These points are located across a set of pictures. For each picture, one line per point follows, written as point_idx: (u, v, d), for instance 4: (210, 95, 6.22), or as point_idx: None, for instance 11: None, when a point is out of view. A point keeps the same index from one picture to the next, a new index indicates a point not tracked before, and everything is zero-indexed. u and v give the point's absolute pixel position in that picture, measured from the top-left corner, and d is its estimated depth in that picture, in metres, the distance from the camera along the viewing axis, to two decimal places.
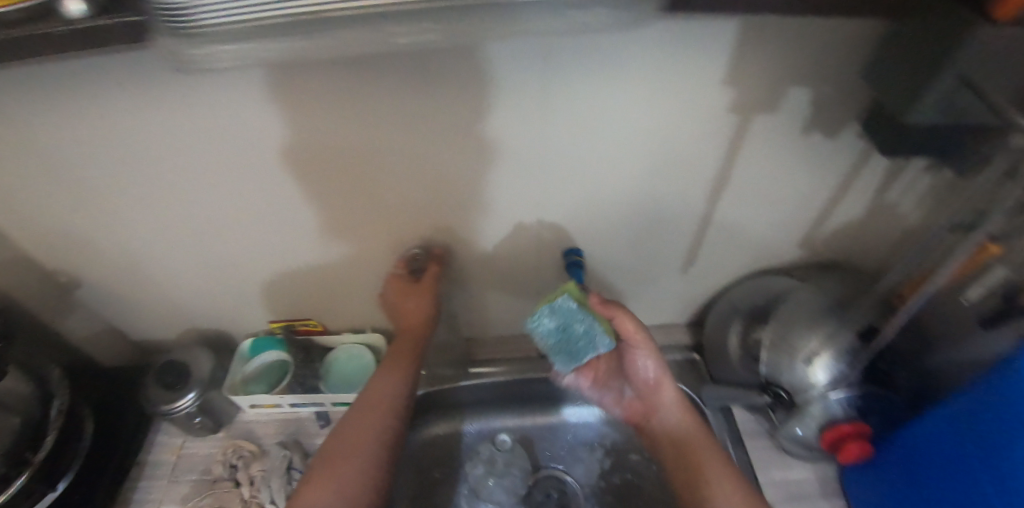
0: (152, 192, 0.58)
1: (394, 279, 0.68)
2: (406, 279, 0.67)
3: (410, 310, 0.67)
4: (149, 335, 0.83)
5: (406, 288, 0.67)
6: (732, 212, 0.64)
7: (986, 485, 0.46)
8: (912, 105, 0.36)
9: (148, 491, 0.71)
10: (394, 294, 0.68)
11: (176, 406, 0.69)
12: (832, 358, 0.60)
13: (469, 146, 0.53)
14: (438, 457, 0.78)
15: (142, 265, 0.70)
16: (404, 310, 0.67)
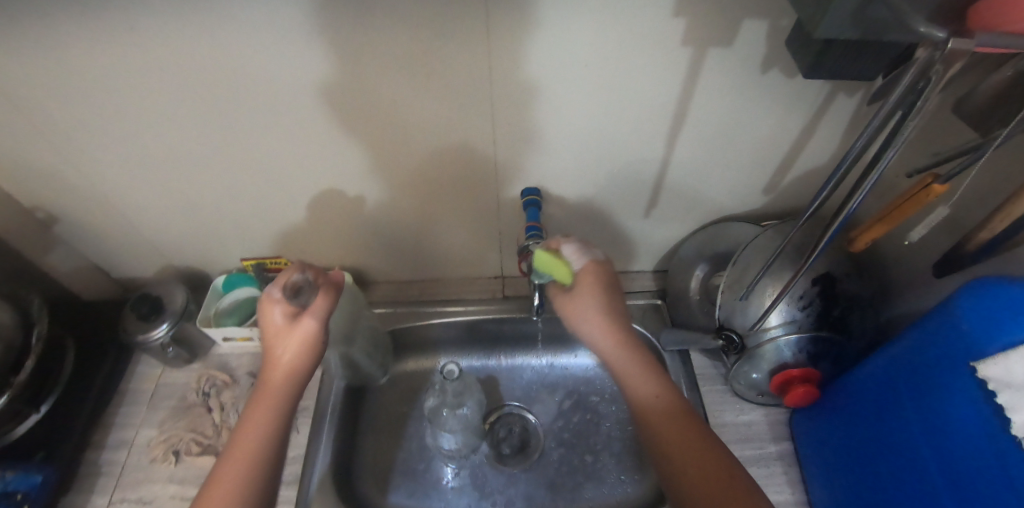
0: (117, 118, 0.59)
1: (268, 317, 0.58)
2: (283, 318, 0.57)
3: (282, 360, 0.56)
4: (129, 273, 0.85)
5: (282, 329, 0.57)
6: (694, 153, 0.64)
7: (913, 425, 0.49)
8: (819, 24, 0.34)
9: (127, 416, 0.75)
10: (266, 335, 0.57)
11: (151, 335, 0.71)
12: (786, 303, 0.61)
13: (428, 79, 0.54)
14: (405, 393, 0.81)
15: (116, 201, 0.71)
16: (273, 358, 0.56)
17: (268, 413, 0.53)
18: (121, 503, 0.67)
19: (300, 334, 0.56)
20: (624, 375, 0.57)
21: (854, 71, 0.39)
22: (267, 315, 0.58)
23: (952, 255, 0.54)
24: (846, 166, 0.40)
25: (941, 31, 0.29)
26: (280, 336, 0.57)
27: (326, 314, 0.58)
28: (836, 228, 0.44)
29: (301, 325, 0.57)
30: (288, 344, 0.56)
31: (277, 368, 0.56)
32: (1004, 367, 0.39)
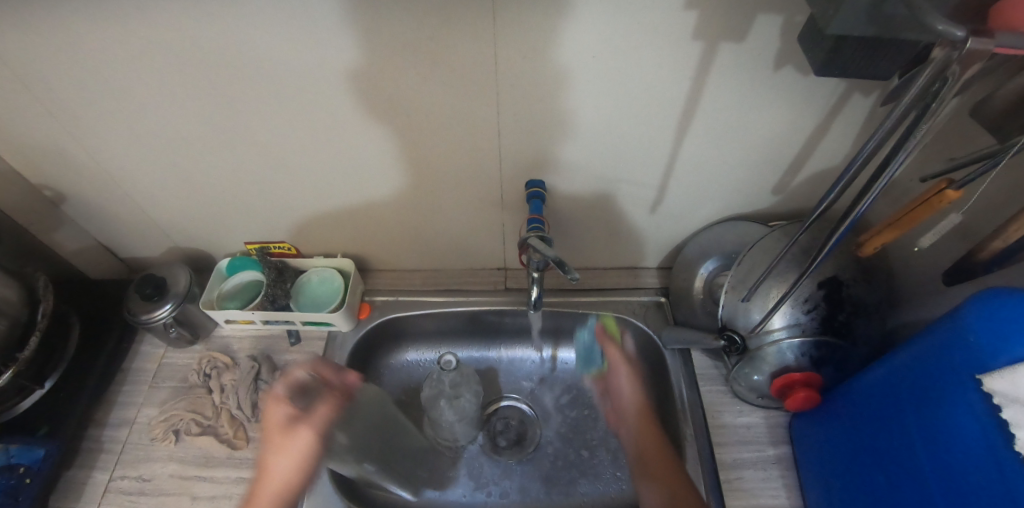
0: (125, 100, 0.59)
1: (270, 417, 0.55)
2: (284, 421, 0.54)
3: (275, 473, 0.52)
4: (135, 253, 0.86)
5: (280, 434, 0.54)
6: (701, 151, 0.63)
7: (913, 435, 0.48)
8: (832, 19, 0.33)
9: (130, 394, 0.76)
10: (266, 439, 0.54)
11: (154, 315, 0.72)
12: (790, 305, 0.60)
13: (435, 68, 0.54)
14: (404, 381, 0.81)
15: (123, 182, 0.71)
16: (268, 468, 0.53)
17: None
18: (122, 480, 0.68)
19: (296, 449, 0.52)
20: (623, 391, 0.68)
21: (870, 71, 0.38)
22: (269, 413, 0.56)
23: (964, 264, 0.53)
24: (856, 168, 0.39)
25: (960, 29, 0.27)
26: (278, 442, 0.53)
27: (323, 427, 0.54)
28: (842, 231, 0.43)
29: (298, 436, 0.53)
30: (280, 457, 0.53)
31: (269, 482, 0.53)
32: (1011, 381, 0.38)
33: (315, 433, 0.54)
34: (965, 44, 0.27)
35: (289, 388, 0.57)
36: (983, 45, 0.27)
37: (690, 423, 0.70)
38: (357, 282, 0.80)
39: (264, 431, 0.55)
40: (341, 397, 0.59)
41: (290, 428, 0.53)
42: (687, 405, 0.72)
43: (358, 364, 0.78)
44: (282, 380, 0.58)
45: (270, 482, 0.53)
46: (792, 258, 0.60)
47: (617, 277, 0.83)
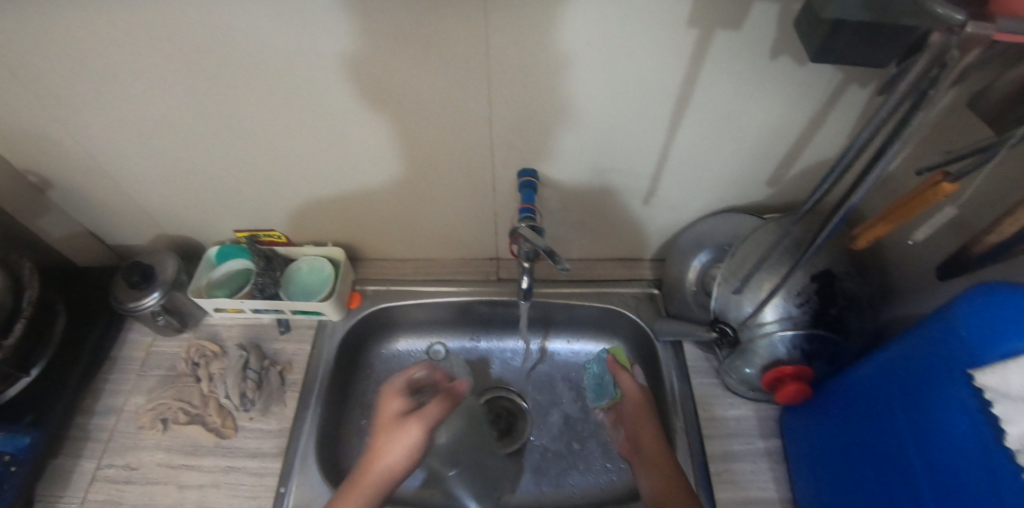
0: (108, 83, 0.57)
1: (386, 409, 0.59)
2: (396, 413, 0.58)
3: (383, 457, 0.54)
4: (123, 240, 0.84)
5: (390, 426, 0.57)
6: (695, 141, 0.62)
7: (903, 431, 0.48)
8: None
9: (118, 383, 0.75)
10: (376, 430, 0.58)
11: (142, 303, 0.71)
12: (782, 299, 0.60)
13: (426, 53, 0.53)
14: (394, 371, 0.80)
15: (109, 168, 0.70)
16: (375, 454, 0.55)
17: None
18: (109, 468, 0.67)
19: (407, 438, 0.55)
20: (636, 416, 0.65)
21: (865, 59, 0.37)
22: (386, 403, 0.60)
23: (957, 258, 0.53)
24: (849, 158, 0.38)
25: (960, 12, 0.27)
26: (387, 433, 0.56)
27: (435, 423, 0.57)
28: (833, 224, 0.43)
29: (411, 426, 0.56)
30: (393, 444, 0.55)
31: (376, 465, 0.54)
32: (1002, 376, 0.38)
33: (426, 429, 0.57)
34: (965, 27, 0.27)
35: (405, 384, 0.63)
36: (982, 30, 0.26)
37: (680, 415, 0.70)
38: (347, 271, 0.79)
39: (381, 421, 0.59)
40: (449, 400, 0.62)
41: (404, 419, 0.57)
42: (679, 398, 0.71)
43: (348, 353, 0.78)
44: (403, 376, 0.64)
45: (376, 467, 0.54)
46: (785, 250, 0.59)
47: (610, 269, 0.83)
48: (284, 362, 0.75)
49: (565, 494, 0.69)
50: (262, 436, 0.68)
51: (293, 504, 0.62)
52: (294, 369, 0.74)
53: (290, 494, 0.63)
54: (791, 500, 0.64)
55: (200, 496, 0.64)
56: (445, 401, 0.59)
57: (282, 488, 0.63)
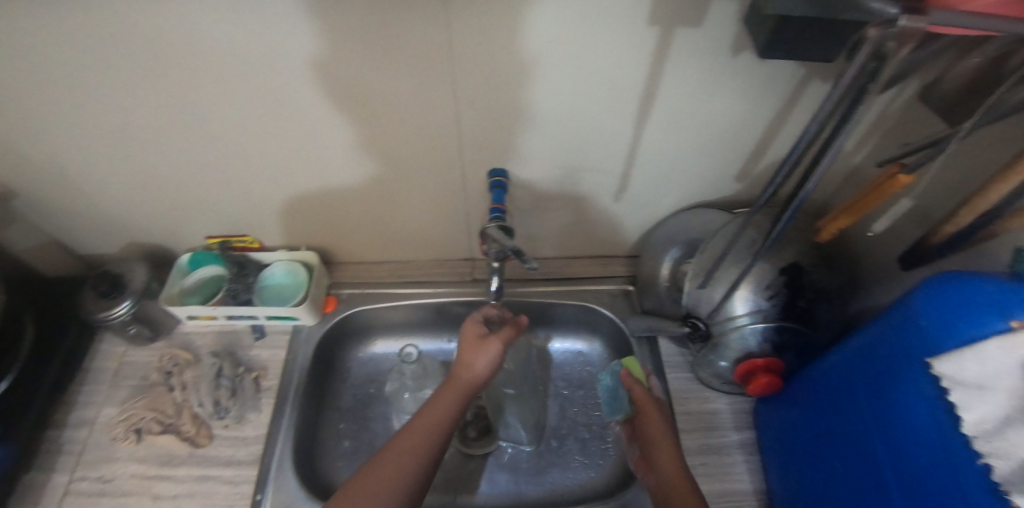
0: (67, 90, 0.56)
1: (467, 333, 0.67)
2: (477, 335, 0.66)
3: (471, 362, 0.63)
4: (93, 250, 0.83)
5: (471, 344, 0.65)
6: (664, 138, 0.62)
7: (867, 419, 0.49)
8: None
9: (90, 394, 0.74)
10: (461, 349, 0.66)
11: (112, 313, 0.70)
12: (752, 292, 0.60)
13: (391, 55, 0.52)
14: (372, 374, 0.80)
15: (75, 176, 0.68)
16: (465, 362, 0.63)
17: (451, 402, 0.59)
18: (82, 481, 0.66)
19: (490, 350, 0.63)
20: (648, 422, 0.62)
21: (812, 53, 0.38)
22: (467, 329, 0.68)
23: (918, 249, 0.54)
24: (799, 151, 0.39)
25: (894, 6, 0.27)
26: (470, 347, 0.65)
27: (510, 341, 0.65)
28: (791, 211, 0.43)
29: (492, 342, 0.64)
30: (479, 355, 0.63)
31: (467, 367, 0.62)
32: (957, 364, 0.38)
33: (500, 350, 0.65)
34: (897, 22, 0.27)
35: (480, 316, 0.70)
36: (915, 23, 0.26)
37: None
38: (321, 275, 0.79)
39: (466, 336, 0.67)
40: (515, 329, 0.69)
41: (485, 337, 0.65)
42: None
43: (325, 358, 0.77)
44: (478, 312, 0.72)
45: (467, 367, 0.63)
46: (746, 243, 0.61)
47: (586, 267, 0.83)
48: (258, 368, 0.74)
49: (545, 491, 0.70)
50: (237, 443, 0.67)
51: None
52: (269, 375, 0.73)
53: (267, 501, 0.62)
54: (766, 492, 0.65)
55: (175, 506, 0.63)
56: (513, 329, 0.68)
57: (258, 495, 0.63)
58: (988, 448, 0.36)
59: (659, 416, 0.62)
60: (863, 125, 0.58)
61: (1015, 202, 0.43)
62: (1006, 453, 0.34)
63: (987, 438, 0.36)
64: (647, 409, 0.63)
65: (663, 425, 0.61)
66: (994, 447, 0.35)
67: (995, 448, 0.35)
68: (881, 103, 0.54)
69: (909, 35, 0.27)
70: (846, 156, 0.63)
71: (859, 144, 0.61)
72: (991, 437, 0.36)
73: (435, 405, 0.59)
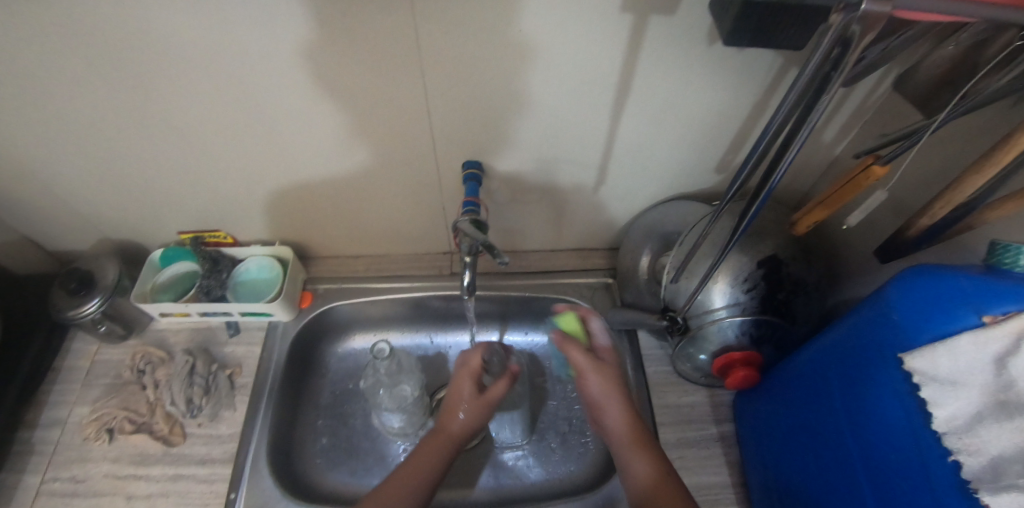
0: (20, 82, 0.54)
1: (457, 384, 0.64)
2: (465, 388, 0.62)
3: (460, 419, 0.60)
4: (63, 246, 0.81)
5: (459, 398, 0.62)
6: (642, 130, 0.61)
7: (839, 412, 0.48)
8: None
9: (61, 394, 0.72)
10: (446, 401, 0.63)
11: (82, 311, 0.68)
12: (729, 285, 0.60)
13: (355, 45, 0.50)
14: (350, 370, 0.79)
15: (37, 171, 0.66)
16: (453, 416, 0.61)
17: (433, 458, 0.57)
18: (54, 482, 0.65)
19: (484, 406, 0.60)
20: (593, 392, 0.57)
21: (782, 40, 0.37)
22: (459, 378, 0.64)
23: (895, 241, 0.53)
24: (768, 141, 0.38)
25: None
26: (456, 401, 0.62)
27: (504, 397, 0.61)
28: (760, 200, 0.43)
29: (489, 396, 0.61)
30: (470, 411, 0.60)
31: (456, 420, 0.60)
32: (930, 360, 0.38)
33: (490, 404, 0.61)
34: (860, 6, 0.25)
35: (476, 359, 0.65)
36: (878, 7, 0.25)
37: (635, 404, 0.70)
38: (297, 270, 0.77)
39: (456, 387, 0.63)
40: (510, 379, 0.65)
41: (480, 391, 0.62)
42: (633, 385, 0.72)
43: (301, 354, 0.77)
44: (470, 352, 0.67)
45: (454, 423, 0.60)
46: (717, 234, 0.62)
47: (567, 259, 0.82)
48: (233, 365, 0.73)
49: (524, 486, 0.70)
50: (211, 441, 0.67)
51: None
52: (244, 372, 0.72)
53: (241, 500, 0.62)
54: (743, 485, 0.65)
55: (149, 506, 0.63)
56: (507, 380, 0.63)
57: (232, 494, 0.62)
58: (958, 444, 0.36)
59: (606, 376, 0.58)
60: (842, 115, 0.57)
61: (989, 194, 0.43)
62: (977, 450, 0.34)
63: (959, 434, 0.36)
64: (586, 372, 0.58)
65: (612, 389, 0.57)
66: (964, 443, 0.35)
67: (966, 445, 0.35)
68: (859, 94, 0.54)
69: (874, 19, 0.26)
70: (826, 147, 0.62)
71: (839, 134, 0.60)
72: (963, 434, 0.36)
73: (414, 463, 0.57)
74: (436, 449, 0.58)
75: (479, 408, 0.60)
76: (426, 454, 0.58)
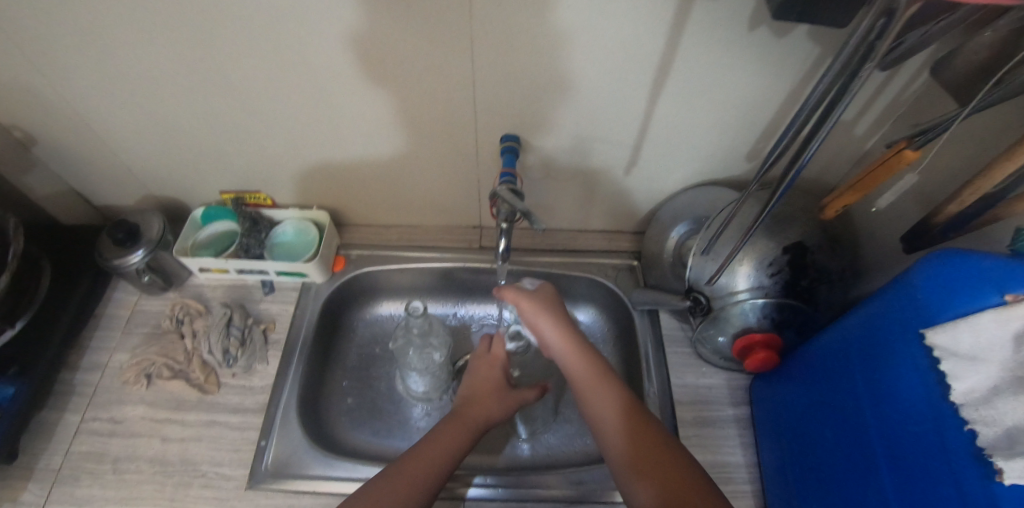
0: (89, 36, 0.57)
1: (483, 376, 0.67)
2: (497, 384, 0.66)
3: (483, 404, 0.63)
4: (111, 200, 0.84)
5: (491, 393, 0.64)
6: (677, 113, 0.63)
7: (858, 387, 0.49)
8: None
9: (103, 339, 0.76)
10: (472, 392, 0.65)
11: (127, 261, 0.71)
12: (754, 268, 0.61)
13: (410, 15, 0.52)
14: (377, 336, 0.82)
15: (94, 123, 0.69)
16: (478, 401, 0.63)
17: (459, 435, 0.58)
18: (93, 421, 0.68)
19: (512, 401, 0.64)
20: (586, 397, 0.57)
21: (828, 17, 0.39)
22: (483, 370, 0.67)
23: (921, 229, 0.55)
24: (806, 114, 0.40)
25: None
26: (490, 394, 0.64)
27: (531, 402, 0.66)
28: (788, 180, 0.45)
29: (521, 393, 0.66)
30: (497, 403, 0.63)
31: (480, 405, 0.62)
32: (951, 336, 0.39)
33: (518, 405, 0.65)
34: None
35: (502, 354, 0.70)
36: None
37: (653, 382, 0.72)
38: (331, 236, 0.80)
39: (484, 380, 0.66)
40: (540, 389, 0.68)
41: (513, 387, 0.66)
42: (651, 364, 0.74)
43: (331, 317, 0.80)
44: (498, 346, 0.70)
45: (478, 407, 0.62)
46: (743, 218, 0.64)
47: (592, 240, 0.85)
48: (267, 321, 0.76)
49: (541, 455, 0.72)
50: (245, 392, 0.70)
51: (272, 457, 0.64)
52: (277, 328, 0.76)
53: (271, 447, 0.65)
54: (757, 465, 0.66)
55: (183, 449, 0.65)
56: (539, 388, 0.68)
57: (263, 442, 0.65)
58: (975, 415, 0.37)
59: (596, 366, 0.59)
60: (877, 108, 0.59)
61: (1020, 184, 0.44)
62: (993, 420, 0.35)
63: (975, 405, 0.37)
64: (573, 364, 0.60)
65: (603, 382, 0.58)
66: (981, 414, 0.36)
67: (982, 416, 0.36)
68: (895, 85, 0.55)
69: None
70: (859, 139, 0.63)
71: (873, 126, 0.61)
72: (980, 405, 0.36)
73: (442, 437, 0.57)
74: (458, 431, 0.58)
75: (509, 406, 0.64)
76: (449, 435, 0.58)
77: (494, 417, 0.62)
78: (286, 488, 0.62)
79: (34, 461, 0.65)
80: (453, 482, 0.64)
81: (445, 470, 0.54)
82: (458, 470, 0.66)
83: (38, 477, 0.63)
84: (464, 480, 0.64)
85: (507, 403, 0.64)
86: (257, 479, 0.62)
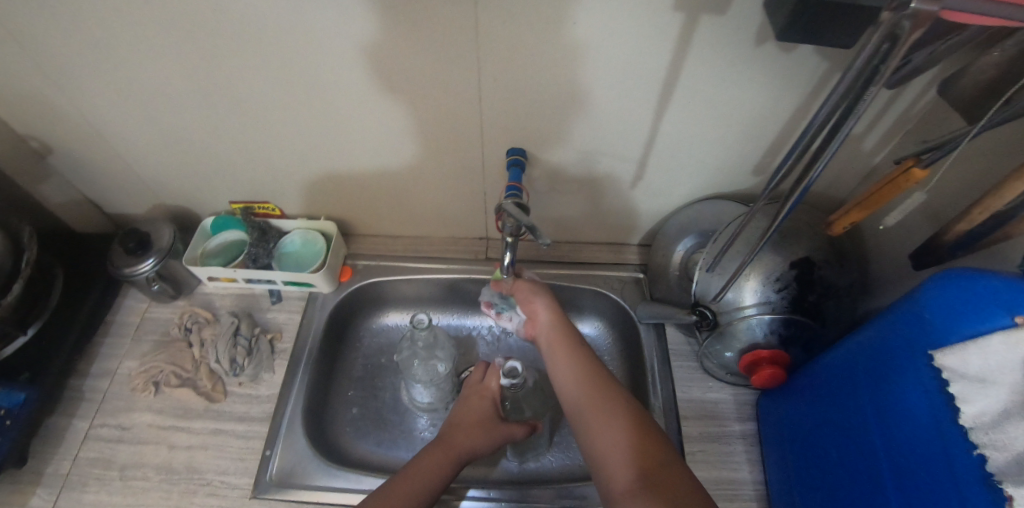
0: (105, 50, 0.58)
1: (473, 407, 0.66)
2: (487, 415, 0.65)
3: (470, 433, 0.62)
4: (123, 209, 0.86)
5: (479, 422, 0.64)
6: (683, 127, 0.63)
7: (866, 410, 0.49)
8: None
9: (112, 346, 0.77)
10: (460, 419, 0.65)
11: (138, 269, 0.72)
12: (761, 284, 0.61)
13: (418, 31, 0.53)
14: (383, 346, 0.83)
15: (106, 133, 0.71)
16: (464, 430, 0.63)
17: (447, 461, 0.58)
18: (101, 428, 0.69)
19: (499, 435, 0.64)
20: (583, 414, 0.57)
21: (833, 39, 0.39)
22: (473, 402, 0.67)
23: (930, 246, 0.54)
24: (812, 133, 0.40)
25: None
26: (477, 425, 0.64)
27: (518, 440, 0.65)
28: (794, 198, 0.44)
29: (509, 428, 0.65)
30: (483, 434, 0.63)
31: (466, 434, 0.62)
32: (960, 357, 0.38)
33: (506, 440, 0.65)
34: (911, 4, 0.27)
35: (497, 385, 0.69)
36: (929, 5, 0.27)
37: (658, 397, 0.72)
38: (339, 246, 0.81)
39: (472, 412, 0.66)
40: (528, 427, 0.68)
41: (502, 420, 0.66)
42: (657, 378, 0.73)
43: (337, 326, 0.80)
44: (492, 374, 0.70)
45: (463, 437, 0.62)
46: (749, 233, 0.64)
47: (598, 252, 0.85)
48: (274, 330, 0.77)
49: (543, 469, 0.72)
50: (251, 401, 0.70)
51: (276, 467, 0.64)
52: (284, 337, 0.76)
53: (275, 457, 0.65)
54: (763, 483, 0.65)
55: (189, 457, 0.66)
56: (528, 426, 0.67)
57: (268, 452, 0.65)
58: (985, 439, 0.36)
59: (598, 394, 0.57)
60: (885, 123, 0.59)
61: None
62: (1003, 445, 0.35)
63: (985, 429, 0.36)
64: (576, 387, 0.60)
65: (606, 411, 0.55)
66: (991, 438, 0.35)
67: (992, 440, 0.35)
68: (903, 101, 0.55)
69: (923, 18, 0.27)
70: (867, 154, 0.63)
71: (882, 142, 0.61)
72: (989, 429, 0.36)
73: (424, 463, 0.57)
74: (442, 458, 0.58)
75: (495, 440, 0.63)
76: (432, 460, 0.58)
77: (479, 449, 0.62)
78: (290, 498, 0.62)
79: (43, 466, 0.65)
80: (448, 494, 0.64)
81: (433, 490, 0.55)
82: (453, 482, 0.66)
83: (46, 482, 0.64)
84: (464, 493, 0.64)
85: (494, 437, 0.63)
86: (261, 489, 0.63)
